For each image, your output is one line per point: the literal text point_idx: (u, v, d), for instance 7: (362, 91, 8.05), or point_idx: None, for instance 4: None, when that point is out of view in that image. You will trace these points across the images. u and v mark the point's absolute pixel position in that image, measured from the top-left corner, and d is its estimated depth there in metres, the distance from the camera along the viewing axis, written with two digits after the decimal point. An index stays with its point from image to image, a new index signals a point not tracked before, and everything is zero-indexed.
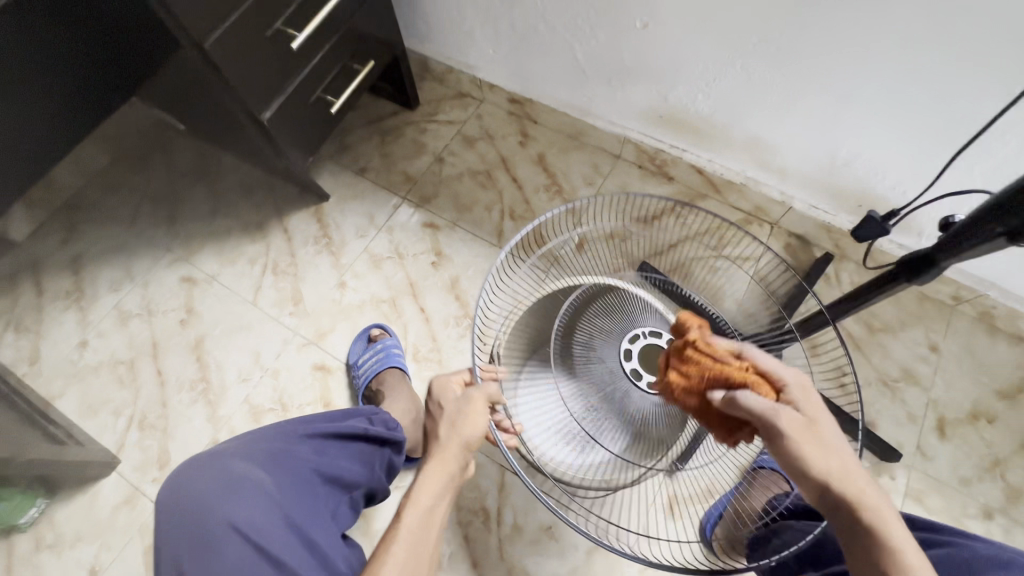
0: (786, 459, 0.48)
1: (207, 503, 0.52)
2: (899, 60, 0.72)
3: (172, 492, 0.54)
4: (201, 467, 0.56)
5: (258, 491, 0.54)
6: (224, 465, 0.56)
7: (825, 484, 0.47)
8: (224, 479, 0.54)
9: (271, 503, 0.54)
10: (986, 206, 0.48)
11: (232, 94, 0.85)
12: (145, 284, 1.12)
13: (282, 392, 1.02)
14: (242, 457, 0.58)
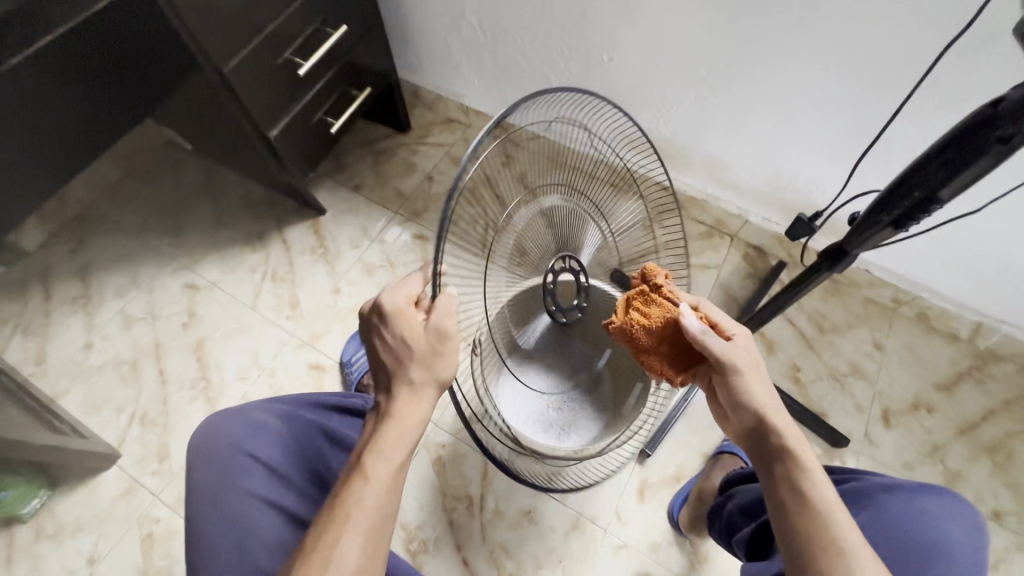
0: (737, 392, 0.56)
1: (234, 439, 0.64)
2: (823, 88, 0.85)
3: (206, 428, 0.65)
4: (231, 413, 0.67)
5: (276, 436, 0.66)
6: (249, 413, 0.67)
7: (760, 413, 0.55)
8: (249, 424, 0.66)
9: (285, 447, 0.65)
10: (875, 201, 0.59)
11: (244, 114, 0.95)
12: (150, 290, 1.20)
13: (278, 390, 1.09)
14: (266, 408, 0.68)
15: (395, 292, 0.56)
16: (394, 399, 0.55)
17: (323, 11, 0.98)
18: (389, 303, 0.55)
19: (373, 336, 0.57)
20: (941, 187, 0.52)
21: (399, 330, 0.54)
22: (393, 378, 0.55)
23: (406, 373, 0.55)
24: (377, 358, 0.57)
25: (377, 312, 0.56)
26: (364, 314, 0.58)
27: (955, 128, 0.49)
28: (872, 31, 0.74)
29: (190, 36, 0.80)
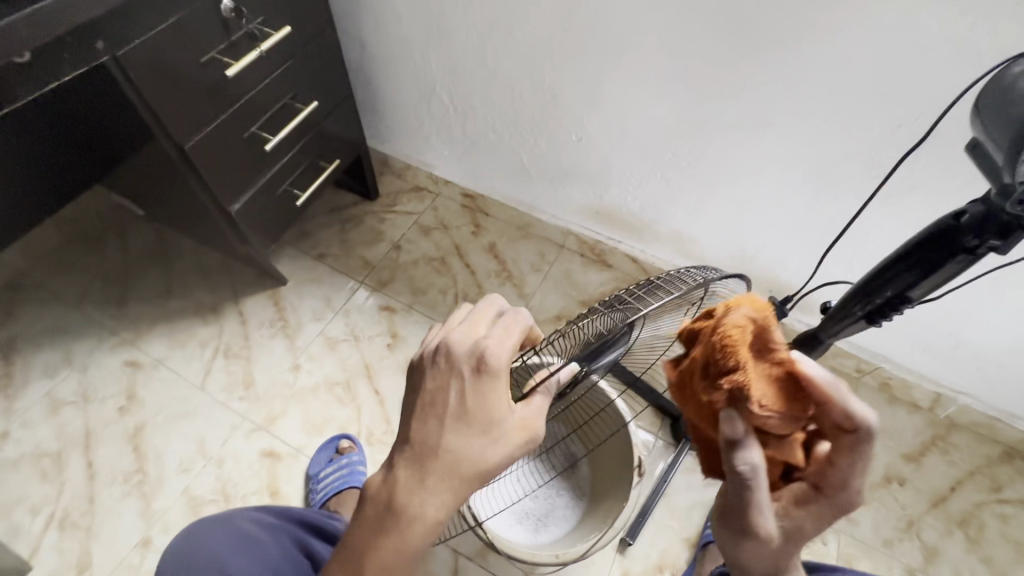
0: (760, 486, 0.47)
1: (215, 547, 0.60)
2: (784, 174, 0.89)
3: (189, 535, 0.62)
4: (215, 521, 0.65)
5: (259, 548, 0.62)
6: (235, 523, 0.65)
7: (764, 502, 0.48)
8: (235, 533, 0.62)
9: (266, 560, 0.60)
10: (850, 293, 0.59)
11: (205, 188, 0.91)
12: (84, 369, 1.09)
13: (225, 482, 0.99)
14: (253, 520, 0.66)
15: (503, 343, 0.47)
16: (429, 481, 0.46)
17: (293, 87, 0.97)
18: (496, 359, 0.46)
19: (452, 381, 0.47)
20: (911, 287, 0.53)
21: (484, 399, 0.47)
22: (442, 454, 0.47)
23: (463, 456, 0.47)
24: (438, 411, 0.47)
25: (478, 360, 0.47)
26: (453, 341, 0.48)
27: (922, 233, 0.51)
28: (826, 127, 0.79)
29: (151, 113, 0.76)
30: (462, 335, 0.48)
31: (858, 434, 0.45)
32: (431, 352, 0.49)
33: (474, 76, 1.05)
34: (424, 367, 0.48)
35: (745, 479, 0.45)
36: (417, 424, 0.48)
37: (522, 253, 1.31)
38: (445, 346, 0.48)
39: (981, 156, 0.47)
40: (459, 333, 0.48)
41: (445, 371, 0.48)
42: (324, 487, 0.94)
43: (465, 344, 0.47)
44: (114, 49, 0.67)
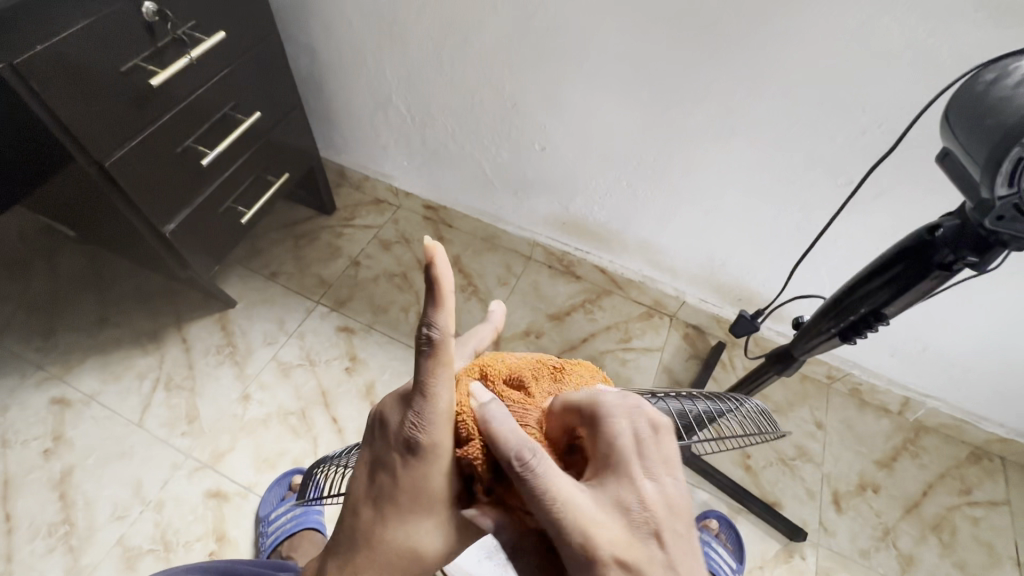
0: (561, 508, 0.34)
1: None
2: (750, 181, 0.86)
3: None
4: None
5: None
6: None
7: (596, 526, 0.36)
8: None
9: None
10: (823, 309, 0.57)
11: (134, 207, 0.83)
12: (4, 409, 0.98)
13: (165, 529, 0.90)
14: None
15: (432, 418, 0.38)
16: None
17: (233, 96, 0.90)
18: (426, 440, 0.39)
19: (386, 458, 0.41)
20: (886, 304, 0.51)
21: (421, 486, 0.40)
22: (372, 547, 0.43)
23: (397, 547, 0.42)
24: (371, 498, 0.43)
25: (405, 438, 0.39)
26: (386, 414, 0.42)
27: (896, 247, 0.49)
28: (789, 134, 0.77)
29: (62, 127, 0.68)
30: (393, 405, 0.41)
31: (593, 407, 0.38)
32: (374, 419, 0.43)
33: (430, 84, 1.00)
34: (366, 443, 0.44)
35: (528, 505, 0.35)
36: (351, 510, 0.44)
37: (488, 266, 1.27)
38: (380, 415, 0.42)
39: (955, 168, 0.44)
40: (392, 400, 0.41)
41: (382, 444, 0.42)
42: (275, 530, 0.87)
43: (396, 417, 0.40)
44: (9, 57, 0.59)
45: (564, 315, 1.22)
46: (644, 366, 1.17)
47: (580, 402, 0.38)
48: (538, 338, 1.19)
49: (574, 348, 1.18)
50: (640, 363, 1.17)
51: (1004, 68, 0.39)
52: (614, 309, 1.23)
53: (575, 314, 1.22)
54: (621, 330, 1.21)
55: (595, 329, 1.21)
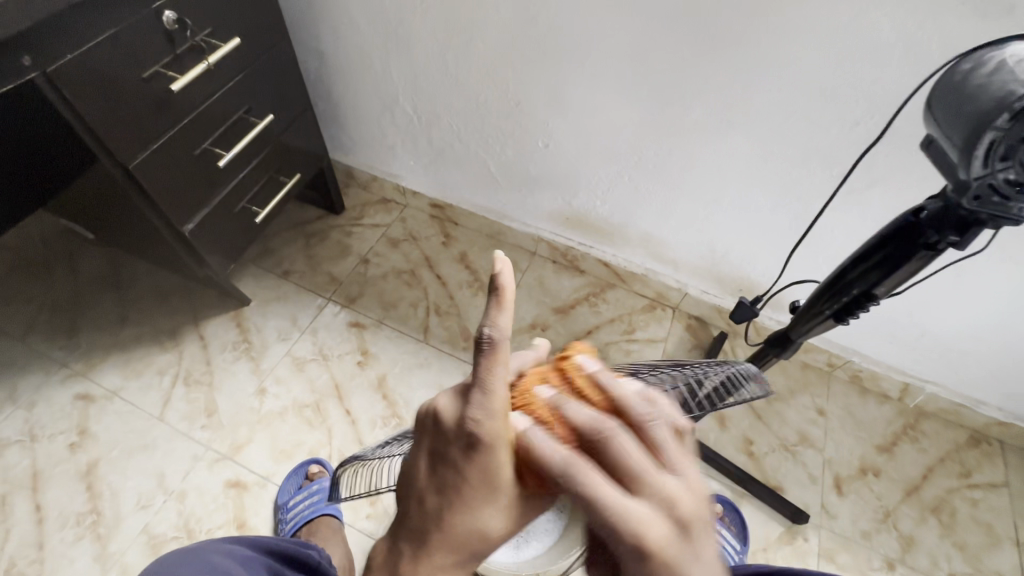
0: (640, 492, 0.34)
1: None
2: (748, 173, 0.89)
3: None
4: (178, 562, 0.54)
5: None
6: (206, 557, 0.55)
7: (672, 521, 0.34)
8: (204, 568, 0.53)
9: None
10: (818, 292, 0.59)
11: (155, 208, 0.86)
12: (31, 405, 1.02)
13: (188, 518, 0.93)
14: (225, 554, 0.57)
15: (492, 415, 0.38)
16: (432, 563, 0.43)
17: (247, 100, 0.94)
18: (489, 436, 0.38)
19: (446, 454, 0.41)
20: (876, 284, 0.54)
21: (484, 479, 0.40)
22: (442, 537, 0.42)
23: (468, 535, 0.42)
24: (434, 491, 0.42)
25: (465, 436, 0.39)
26: (440, 410, 0.41)
27: (883, 231, 0.52)
28: (785, 127, 0.80)
29: (90, 131, 0.71)
30: (448, 401, 0.41)
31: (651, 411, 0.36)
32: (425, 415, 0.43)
33: (436, 85, 1.03)
34: (419, 438, 0.43)
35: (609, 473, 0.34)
36: (413, 502, 0.43)
37: (494, 262, 1.30)
38: (433, 412, 0.42)
39: (938, 154, 0.47)
40: (445, 399, 0.41)
41: (438, 440, 0.41)
42: (294, 517, 0.90)
43: (452, 413, 0.40)
44: (43, 66, 0.62)
45: (568, 308, 1.25)
46: (648, 356, 1.20)
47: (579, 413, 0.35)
48: (544, 331, 1.21)
49: (579, 340, 1.21)
50: (644, 353, 1.20)
51: (979, 57, 0.41)
52: (618, 302, 1.26)
53: (579, 307, 1.25)
54: (625, 322, 1.24)
55: (600, 321, 1.24)
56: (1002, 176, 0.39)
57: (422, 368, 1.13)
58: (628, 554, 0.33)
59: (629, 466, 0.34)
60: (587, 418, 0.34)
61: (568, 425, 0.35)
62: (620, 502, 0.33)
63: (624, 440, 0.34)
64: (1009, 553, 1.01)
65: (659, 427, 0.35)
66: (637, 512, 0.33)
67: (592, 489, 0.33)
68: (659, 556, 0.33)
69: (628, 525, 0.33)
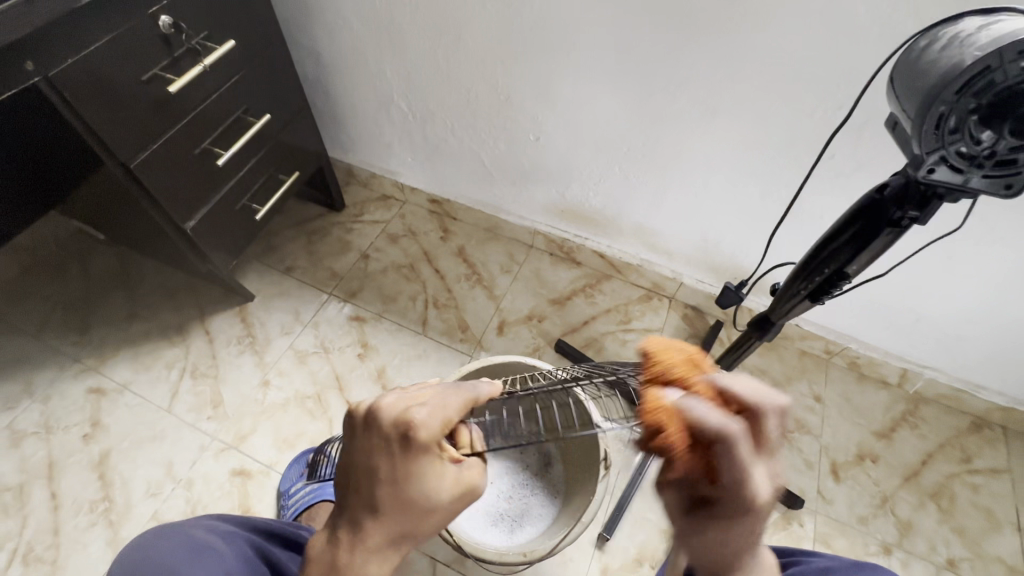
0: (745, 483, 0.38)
1: (167, 562, 0.54)
2: (735, 161, 0.90)
3: (134, 552, 0.56)
4: (163, 536, 0.58)
5: (218, 559, 0.56)
6: (189, 533, 0.58)
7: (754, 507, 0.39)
8: (186, 542, 0.57)
9: (228, 569, 0.55)
10: (794, 274, 0.60)
11: (158, 207, 0.90)
12: (46, 398, 1.07)
13: (195, 504, 0.97)
14: (207, 532, 0.60)
15: (432, 415, 0.47)
16: (366, 546, 0.47)
17: (245, 100, 0.97)
18: (424, 431, 0.46)
19: (382, 448, 0.47)
20: (847, 263, 0.55)
21: (414, 471, 0.47)
22: (375, 523, 0.47)
23: (397, 523, 0.48)
24: (367, 481, 0.47)
25: (405, 429, 0.46)
26: (380, 409, 0.48)
27: (852, 209, 0.52)
28: (768, 113, 0.81)
29: (92, 132, 0.75)
30: (392, 402, 0.48)
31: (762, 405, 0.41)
32: (363, 414, 0.49)
33: (429, 81, 1.06)
34: (354, 434, 0.49)
35: (735, 466, 0.38)
36: (352, 489, 0.48)
37: (491, 255, 1.32)
38: (373, 410, 0.48)
39: (899, 130, 0.47)
40: (387, 401, 0.48)
41: (377, 437, 0.47)
42: (295, 502, 0.93)
43: (394, 412, 0.47)
44: (45, 70, 0.65)
45: (565, 299, 1.26)
46: None
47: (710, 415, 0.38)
48: (540, 323, 1.23)
49: (575, 330, 1.22)
50: (640, 343, 1.21)
51: (934, 35, 0.42)
52: (614, 293, 1.27)
53: (575, 299, 1.26)
54: (621, 313, 1.25)
55: (596, 312, 1.25)
56: (954, 149, 0.40)
57: (420, 359, 1.16)
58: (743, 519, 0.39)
59: (762, 437, 0.41)
60: (712, 413, 0.38)
61: (694, 415, 0.38)
62: (752, 468, 0.39)
63: (769, 419, 0.41)
64: (1010, 538, 1.00)
65: (771, 417, 0.41)
66: (762, 477, 0.39)
67: (736, 459, 0.38)
68: (761, 516, 0.40)
69: (755, 485, 0.39)
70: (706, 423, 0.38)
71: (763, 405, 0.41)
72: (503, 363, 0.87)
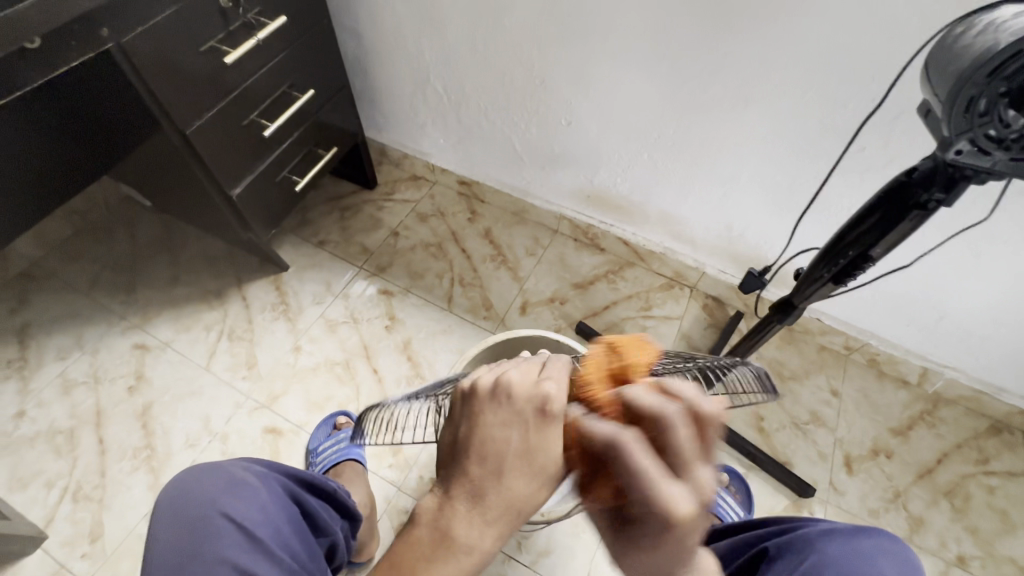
0: (638, 490, 0.35)
1: (208, 496, 0.59)
2: (764, 151, 0.91)
3: (181, 479, 0.61)
4: (203, 469, 0.62)
5: (253, 495, 0.60)
6: (227, 468, 0.62)
7: (663, 524, 0.35)
8: (224, 477, 0.61)
9: (263, 505, 0.60)
10: (818, 259, 0.62)
11: (208, 173, 0.95)
12: (95, 351, 1.14)
13: (230, 457, 1.03)
14: (245, 467, 0.64)
15: (567, 389, 0.44)
16: (486, 518, 0.42)
17: (290, 76, 1.01)
18: (563, 408, 0.43)
19: (510, 422, 0.43)
20: (872, 246, 0.57)
21: (548, 448, 0.42)
22: (499, 496, 0.42)
23: (523, 499, 0.42)
24: (495, 450, 0.42)
25: (542, 403, 0.42)
26: (512, 382, 0.44)
27: (879, 193, 0.54)
28: (801, 104, 0.82)
29: (155, 99, 0.80)
30: (520, 377, 0.44)
31: (669, 420, 0.36)
32: (487, 387, 0.44)
33: (466, 64, 1.08)
34: (477, 403, 0.44)
35: (621, 469, 0.35)
36: (472, 459, 0.43)
37: (517, 238, 1.34)
38: (504, 384, 0.44)
39: (930, 115, 0.49)
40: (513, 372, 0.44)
41: (506, 410, 0.43)
42: (323, 459, 0.98)
43: (525, 386, 0.43)
44: (119, 36, 0.70)
45: (587, 284, 1.29)
46: (663, 333, 1.23)
47: (601, 438, 0.37)
48: (562, 305, 1.26)
49: (596, 314, 1.25)
50: (659, 330, 1.23)
51: (971, 21, 0.43)
52: (636, 280, 1.29)
53: (598, 283, 1.29)
54: (642, 299, 1.27)
55: (618, 297, 1.27)
56: (983, 131, 0.42)
57: (445, 333, 1.20)
58: (649, 531, 0.36)
59: (676, 453, 0.36)
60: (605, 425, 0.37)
61: (589, 430, 0.38)
62: (654, 482, 0.35)
63: (679, 432, 0.36)
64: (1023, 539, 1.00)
65: (678, 423, 0.36)
66: (676, 491, 0.35)
67: (631, 472, 0.35)
68: (681, 534, 0.35)
69: (665, 503, 0.34)
70: (590, 433, 0.38)
71: (665, 416, 0.36)
72: (526, 336, 0.90)
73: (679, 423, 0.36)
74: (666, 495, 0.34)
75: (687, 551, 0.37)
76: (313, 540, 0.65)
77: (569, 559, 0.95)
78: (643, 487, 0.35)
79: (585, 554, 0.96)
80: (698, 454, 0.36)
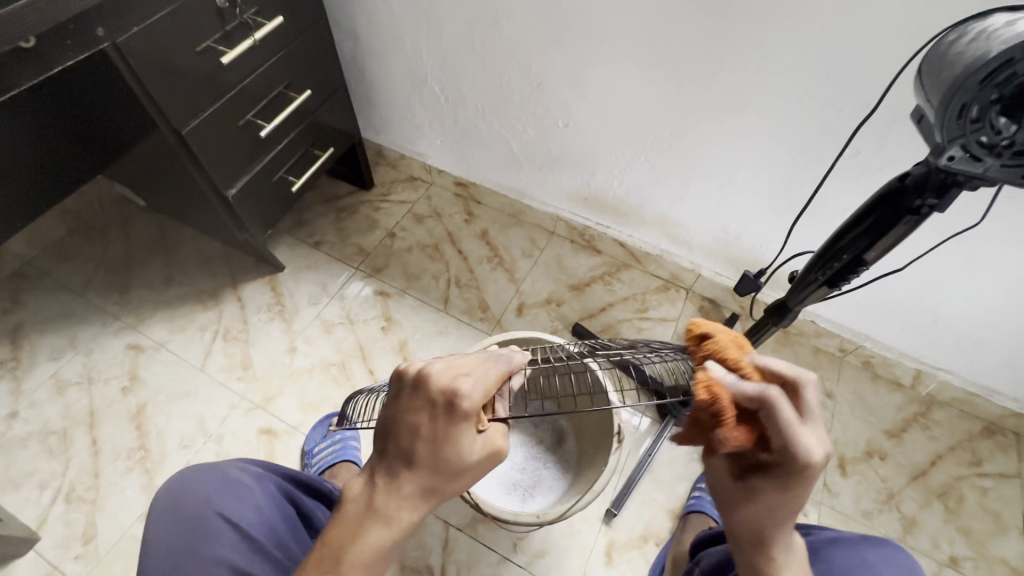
0: (786, 439, 0.41)
1: (204, 497, 0.58)
2: (759, 154, 0.92)
3: (176, 479, 0.61)
4: (198, 468, 0.62)
5: (249, 495, 0.60)
6: (223, 468, 0.62)
7: (801, 467, 0.41)
8: (220, 476, 0.61)
9: (258, 505, 0.60)
10: (812, 263, 0.63)
11: (204, 173, 0.95)
12: (89, 352, 1.13)
13: (225, 458, 1.02)
14: (240, 467, 0.64)
15: (479, 383, 0.45)
16: (398, 495, 0.45)
17: (286, 77, 1.01)
18: (470, 400, 0.44)
19: (422, 411, 0.45)
20: (865, 251, 0.57)
21: (455, 436, 0.45)
22: (411, 475, 0.45)
23: (433, 479, 0.45)
24: (408, 435, 0.45)
25: (451, 395, 0.44)
26: (431, 374, 0.45)
27: (873, 198, 0.55)
28: (797, 107, 0.82)
29: (150, 99, 0.79)
30: (441, 368, 0.46)
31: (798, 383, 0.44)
32: (410, 374, 0.47)
33: (463, 66, 1.08)
34: (400, 389, 0.46)
35: (779, 422, 0.41)
36: (392, 442, 0.46)
37: (513, 240, 1.35)
38: (422, 374, 0.46)
39: (923, 121, 0.49)
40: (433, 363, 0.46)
41: (421, 398, 0.45)
42: (318, 461, 0.98)
43: (439, 378, 0.45)
44: (114, 36, 0.69)
45: (584, 286, 1.29)
46: (658, 335, 1.23)
47: (751, 395, 0.41)
48: (558, 307, 1.26)
49: (592, 316, 1.25)
50: (655, 331, 1.23)
51: (964, 29, 0.43)
52: (632, 282, 1.29)
53: (594, 285, 1.29)
54: (638, 301, 1.27)
55: (614, 299, 1.27)
56: (975, 137, 0.43)
57: (441, 335, 1.20)
58: (786, 470, 0.42)
59: (782, 421, 0.41)
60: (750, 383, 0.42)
61: (738, 391, 0.42)
62: (800, 432, 0.41)
63: (785, 407, 0.41)
64: (1015, 540, 1.01)
65: (808, 388, 0.43)
66: (813, 439, 0.42)
67: (782, 426, 0.41)
68: (817, 473, 0.42)
69: (807, 449, 0.41)
70: (743, 392, 0.41)
71: (797, 380, 0.44)
72: (522, 338, 0.90)
73: (808, 386, 0.44)
74: (817, 445, 0.42)
75: (802, 495, 0.43)
76: (309, 541, 0.65)
77: (565, 560, 0.96)
78: (797, 440, 0.41)
79: (580, 555, 0.96)
80: (803, 411, 0.43)
